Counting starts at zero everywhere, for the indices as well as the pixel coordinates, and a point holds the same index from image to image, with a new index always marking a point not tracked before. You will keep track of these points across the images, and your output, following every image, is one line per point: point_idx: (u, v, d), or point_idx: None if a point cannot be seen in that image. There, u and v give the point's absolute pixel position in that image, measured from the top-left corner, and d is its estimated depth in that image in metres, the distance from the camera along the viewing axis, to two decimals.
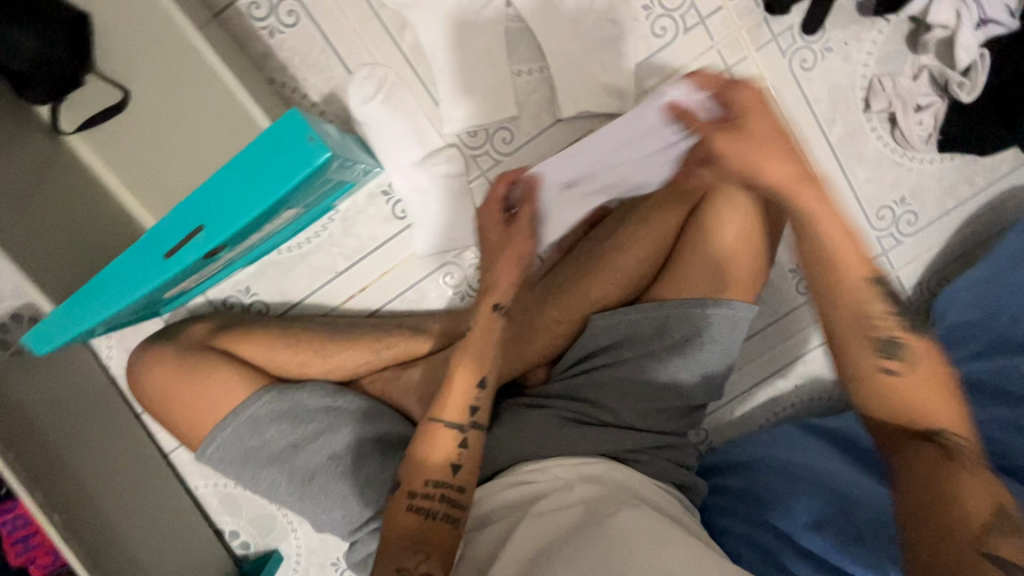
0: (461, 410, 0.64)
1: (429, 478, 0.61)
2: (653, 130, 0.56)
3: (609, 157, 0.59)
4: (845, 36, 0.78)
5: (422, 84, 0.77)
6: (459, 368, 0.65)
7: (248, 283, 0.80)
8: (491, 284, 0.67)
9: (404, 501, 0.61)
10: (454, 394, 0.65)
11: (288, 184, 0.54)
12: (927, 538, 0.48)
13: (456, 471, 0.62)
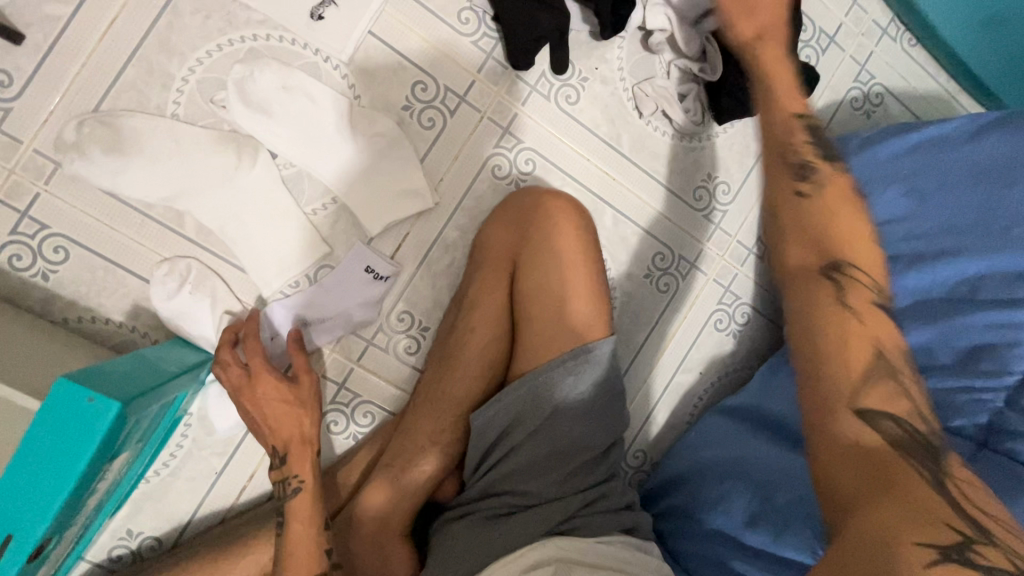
0: (313, 558, 0.66)
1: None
2: (357, 276, 0.78)
3: (326, 298, 0.77)
4: (592, 62, 0.82)
5: (226, 260, 0.75)
6: (295, 516, 0.68)
7: (126, 526, 0.74)
8: (285, 435, 0.70)
9: None
10: (299, 546, 0.66)
11: (88, 455, 0.51)
12: (815, 392, 0.49)
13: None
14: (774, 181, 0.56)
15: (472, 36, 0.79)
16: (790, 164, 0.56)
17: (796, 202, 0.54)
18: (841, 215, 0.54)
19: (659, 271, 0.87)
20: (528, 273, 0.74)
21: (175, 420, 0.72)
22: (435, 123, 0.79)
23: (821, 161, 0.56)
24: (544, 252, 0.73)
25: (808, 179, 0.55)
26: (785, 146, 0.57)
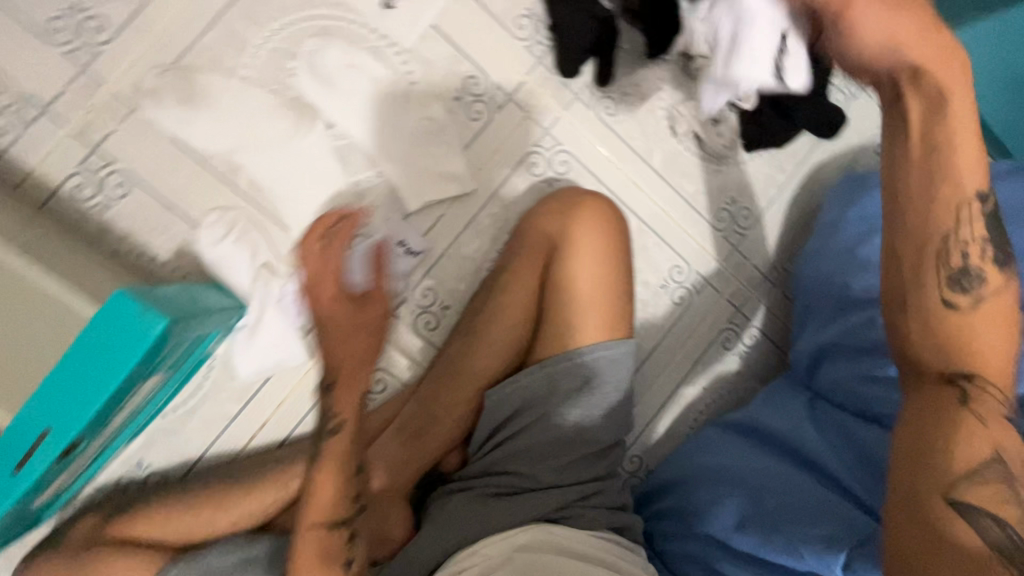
0: (337, 506, 0.64)
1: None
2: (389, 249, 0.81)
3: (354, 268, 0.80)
4: (635, 79, 0.87)
5: (271, 215, 0.79)
6: (327, 463, 0.65)
7: (138, 456, 0.76)
8: (340, 365, 0.66)
9: None
10: (324, 493, 0.64)
11: (130, 364, 0.54)
12: (913, 471, 0.54)
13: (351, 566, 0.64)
14: (920, 286, 0.58)
15: (526, 41, 0.85)
16: (943, 270, 0.57)
17: (946, 316, 0.56)
18: (987, 330, 0.56)
19: (676, 283, 0.91)
20: (560, 267, 0.76)
21: (201, 359, 0.75)
22: (482, 116, 0.84)
23: (986, 271, 0.57)
24: (577, 250, 0.76)
25: (964, 291, 0.56)
26: (944, 248, 0.57)
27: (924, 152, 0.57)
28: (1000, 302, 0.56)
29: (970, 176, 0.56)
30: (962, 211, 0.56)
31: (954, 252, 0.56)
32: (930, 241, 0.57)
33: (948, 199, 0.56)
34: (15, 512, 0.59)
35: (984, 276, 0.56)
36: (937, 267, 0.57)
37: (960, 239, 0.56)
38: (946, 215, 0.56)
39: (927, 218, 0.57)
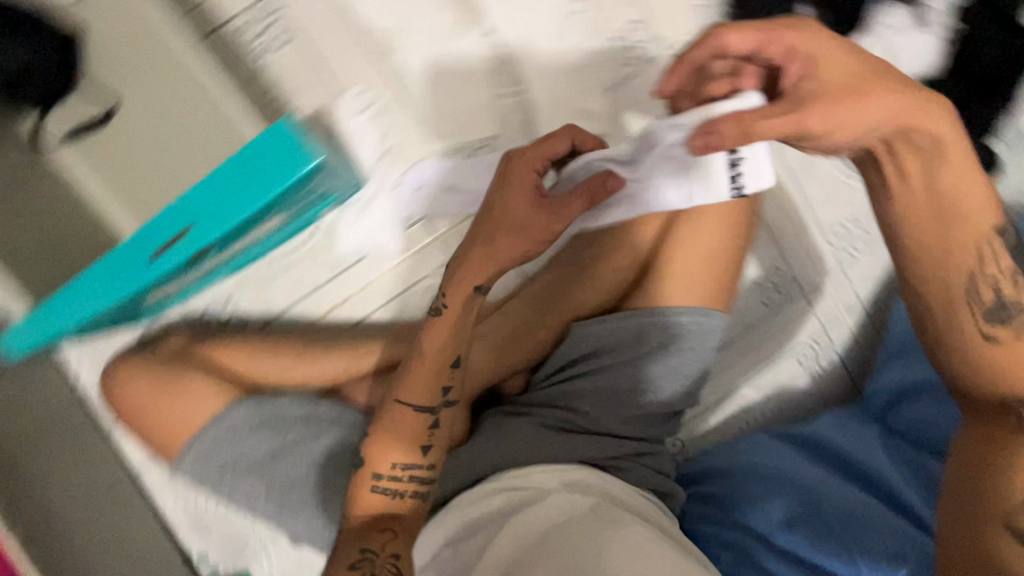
0: (430, 392, 0.61)
1: (395, 462, 0.60)
2: None
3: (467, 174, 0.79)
4: None
5: (409, 104, 0.80)
6: (431, 348, 0.62)
7: (227, 294, 0.80)
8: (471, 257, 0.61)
9: (369, 482, 0.60)
10: (419, 374, 0.62)
11: (276, 192, 0.56)
12: (963, 505, 0.56)
13: (427, 453, 0.61)
14: (961, 329, 0.60)
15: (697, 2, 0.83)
16: (973, 309, 0.59)
17: (991, 352, 0.58)
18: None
19: (771, 284, 0.89)
20: (680, 225, 0.71)
21: (310, 220, 0.77)
22: (635, 63, 0.82)
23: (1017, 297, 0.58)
24: (703, 213, 0.70)
25: (1002, 322, 0.58)
26: (980, 281, 0.59)
27: (929, 202, 0.58)
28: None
29: (987, 209, 0.58)
30: (982, 246, 0.58)
31: (990, 283, 0.59)
32: (956, 274, 0.59)
33: (962, 239, 0.58)
34: (130, 301, 0.62)
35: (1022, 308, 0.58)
36: (969, 309, 0.59)
37: (989, 273, 0.59)
38: (964, 257, 0.59)
39: (954, 265, 0.59)
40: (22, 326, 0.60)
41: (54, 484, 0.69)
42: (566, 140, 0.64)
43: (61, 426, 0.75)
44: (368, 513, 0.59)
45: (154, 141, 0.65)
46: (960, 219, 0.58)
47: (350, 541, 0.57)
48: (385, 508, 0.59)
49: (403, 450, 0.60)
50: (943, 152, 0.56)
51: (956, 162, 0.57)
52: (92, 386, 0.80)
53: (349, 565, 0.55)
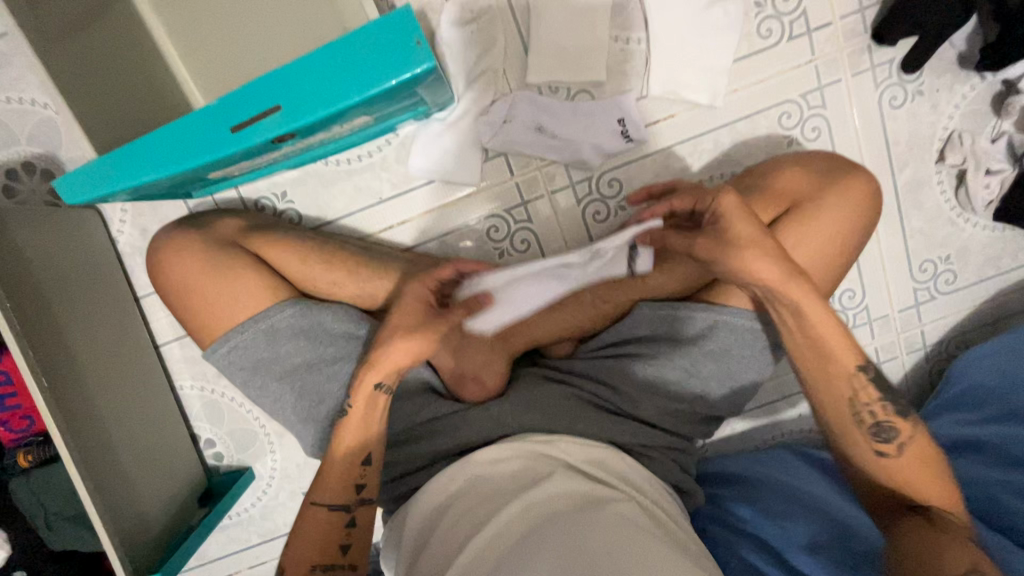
0: (355, 455, 0.63)
1: (315, 564, 0.61)
2: (607, 118, 0.74)
3: (566, 117, 0.74)
4: (938, 83, 0.77)
5: (517, 26, 0.73)
6: (349, 418, 0.63)
7: (285, 188, 0.76)
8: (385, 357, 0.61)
9: (299, 551, 0.62)
10: (345, 440, 0.63)
11: (381, 87, 0.49)
12: None
13: (344, 552, 0.62)
14: (854, 446, 0.61)
15: None
16: (862, 425, 0.61)
17: (879, 465, 0.60)
18: (920, 473, 0.59)
19: (840, 307, 0.84)
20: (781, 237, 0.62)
21: (390, 128, 0.72)
22: (770, 37, 0.74)
23: (896, 417, 0.60)
24: (811, 227, 0.62)
25: (887, 440, 0.60)
26: (853, 410, 0.61)
27: (808, 342, 0.61)
28: (921, 443, 0.60)
29: (841, 348, 0.60)
30: (854, 380, 0.60)
31: (864, 411, 0.60)
32: (840, 403, 0.61)
33: (844, 378, 0.60)
34: (198, 171, 0.58)
35: (897, 423, 0.60)
36: (853, 425, 0.61)
37: (863, 402, 0.60)
38: (845, 387, 0.61)
39: (835, 394, 0.61)
40: (78, 175, 0.56)
41: (84, 342, 0.68)
42: (452, 271, 0.64)
43: (99, 287, 0.73)
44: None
45: (251, 14, 0.67)
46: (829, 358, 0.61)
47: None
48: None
49: (326, 547, 0.62)
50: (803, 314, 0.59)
51: (821, 317, 0.60)
52: (131, 252, 0.78)
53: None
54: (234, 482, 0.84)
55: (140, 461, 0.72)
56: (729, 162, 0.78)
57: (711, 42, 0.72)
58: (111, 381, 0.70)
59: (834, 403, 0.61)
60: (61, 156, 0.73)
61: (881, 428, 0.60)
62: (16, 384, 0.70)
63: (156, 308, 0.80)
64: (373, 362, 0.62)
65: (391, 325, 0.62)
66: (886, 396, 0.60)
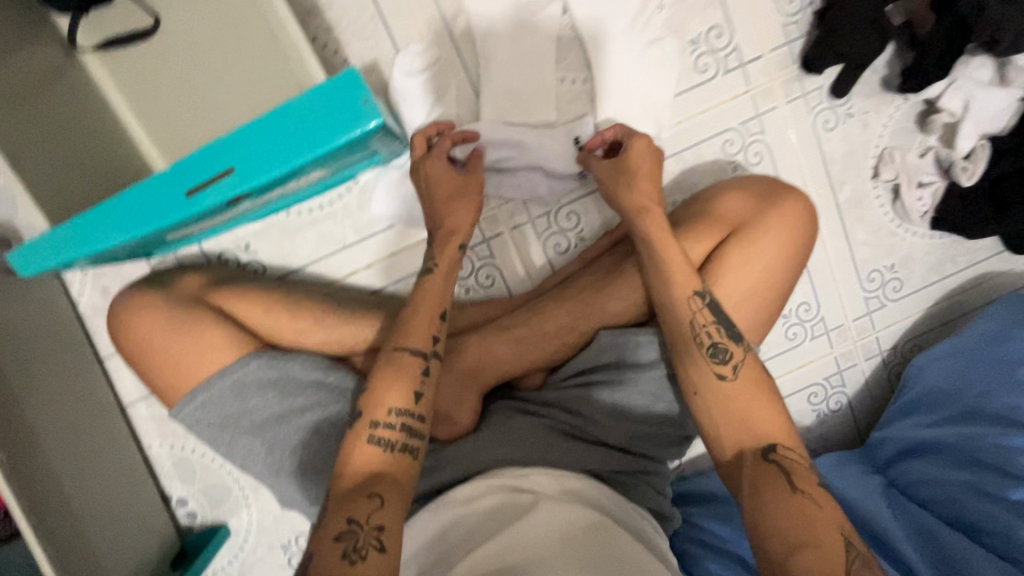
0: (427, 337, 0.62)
1: (391, 407, 0.57)
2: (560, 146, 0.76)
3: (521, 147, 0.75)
4: (867, 105, 0.82)
5: (467, 73, 0.76)
6: (422, 300, 0.64)
7: (248, 240, 0.77)
8: (451, 225, 0.67)
9: (366, 431, 0.57)
10: (419, 319, 0.63)
11: (332, 144, 0.51)
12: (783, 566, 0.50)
13: (417, 401, 0.58)
14: (695, 369, 0.61)
15: (789, 17, 0.78)
16: (701, 349, 0.62)
17: (718, 388, 0.60)
18: (754, 393, 0.59)
19: (797, 319, 0.87)
20: (727, 256, 0.66)
21: (347, 177, 0.73)
22: (708, 71, 0.79)
23: (729, 341, 0.62)
24: (758, 247, 0.65)
25: (723, 362, 0.61)
26: (693, 332, 0.62)
27: (679, 334, 0.63)
28: (752, 365, 0.61)
29: (688, 279, 0.64)
30: (693, 302, 0.63)
31: (703, 333, 0.62)
32: (681, 326, 0.63)
33: (681, 293, 0.63)
34: (155, 234, 0.58)
35: (729, 346, 0.61)
36: (694, 348, 0.62)
37: (700, 324, 0.62)
38: (685, 311, 0.63)
39: (678, 318, 0.63)
40: (33, 245, 0.56)
41: (45, 410, 0.66)
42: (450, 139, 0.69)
43: (58, 352, 0.72)
44: (357, 475, 0.54)
45: (204, 73, 0.69)
46: (671, 292, 0.64)
47: (338, 510, 0.52)
48: (379, 461, 0.55)
49: (402, 393, 0.58)
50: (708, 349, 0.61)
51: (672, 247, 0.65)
52: (93, 313, 0.77)
53: (336, 535, 0.50)
54: (209, 540, 0.82)
55: (105, 528, 0.69)
56: (679, 190, 0.82)
57: (651, 76, 0.76)
58: (72, 447, 0.69)
59: (678, 328, 0.63)
60: (17, 222, 0.73)
61: (716, 349, 0.61)
62: None
63: (120, 367, 0.79)
64: (448, 230, 0.67)
65: (441, 196, 0.67)
66: (721, 321, 0.62)
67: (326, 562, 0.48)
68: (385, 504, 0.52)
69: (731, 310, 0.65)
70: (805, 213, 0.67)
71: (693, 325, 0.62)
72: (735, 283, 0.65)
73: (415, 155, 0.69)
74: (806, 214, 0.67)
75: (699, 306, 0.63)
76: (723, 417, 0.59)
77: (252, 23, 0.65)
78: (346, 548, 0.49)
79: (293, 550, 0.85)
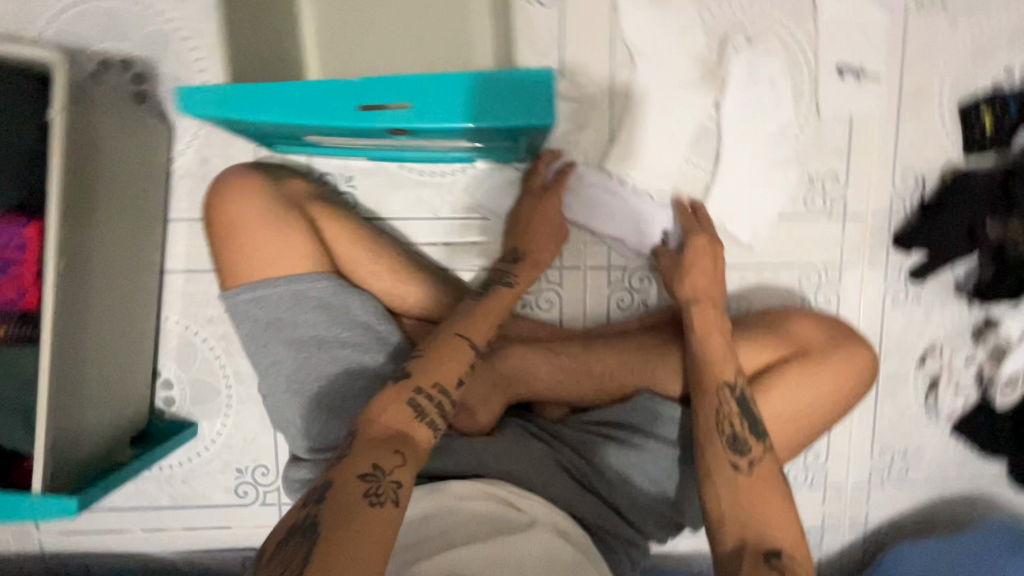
0: (485, 331, 0.62)
1: (437, 380, 0.55)
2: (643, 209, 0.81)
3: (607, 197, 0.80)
4: (936, 299, 0.87)
5: (610, 119, 0.80)
6: (492, 304, 0.66)
7: (353, 173, 0.79)
8: (534, 256, 0.74)
9: (406, 393, 0.53)
10: (480, 322, 0.62)
11: (507, 123, 0.57)
12: None
13: (457, 386, 0.56)
14: (711, 454, 0.61)
15: (899, 195, 0.84)
16: (721, 434, 0.62)
17: (730, 477, 0.60)
18: (765, 493, 0.59)
19: (801, 464, 0.89)
20: (784, 373, 0.68)
21: (466, 159, 0.78)
22: (813, 209, 0.84)
23: (750, 434, 0.62)
24: (814, 376, 0.68)
25: (741, 454, 0.61)
26: (717, 419, 0.63)
27: (708, 408, 0.63)
28: (768, 467, 0.61)
29: (727, 364, 0.66)
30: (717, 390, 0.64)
31: (725, 421, 0.63)
32: (707, 410, 0.63)
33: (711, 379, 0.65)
34: (303, 129, 0.60)
35: (750, 439, 0.62)
36: (715, 434, 0.62)
37: (725, 411, 0.63)
38: (712, 397, 0.64)
39: (704, 400, 0.64)
40: (190, 90, 0.56)
41: (105, 240, 0.66)
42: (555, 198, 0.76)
43: (140, 196, 0.72)
44: (386, 428, 0.51)
45: (393, 22, 0.74)
46: (705, 373, 0.65)
47: (364, 450, 0.49)
48: (406, 426, 0.52)
49: (450, 372, 0.56)
50: (732, 432, 0.62)
51: (718, 336, 0.68)
52: (181, 176, 0.78)
53: (358, 474, 0.47)
54: (176, 432, 0.80)
55: (99, 376, 0.68)
56: (745, 301, 0.86)
57: (764, 193, 0.82)
58: (110, 285, 0.68)
59: (702, 413, 0.64)
60: (161, 68, 0.75)
61: (736, 438, 0.61)
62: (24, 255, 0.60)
63: (179, 234, 0.79)
64: (531, 260, 0.74)
65: (536, 233, 0.75)
66: (744, 414, 0.63)
67: (341, 502, 0.45)
68: (405, 461, 0.49)
69: (769, 412, 0.66)
70: (871, 367, 0.71)
71: (719, 411, 0.63)
72: (778, 391, 0.67)
73: (533, 188, 0.77)
74: (864, 368, 0.70)
75: (727, 391, 0.64)
76: (728, 507, 0.59)
77: (468, 25, 0.74)
78: (368, 491, 0.46)
79: (247, 476, 0.83)
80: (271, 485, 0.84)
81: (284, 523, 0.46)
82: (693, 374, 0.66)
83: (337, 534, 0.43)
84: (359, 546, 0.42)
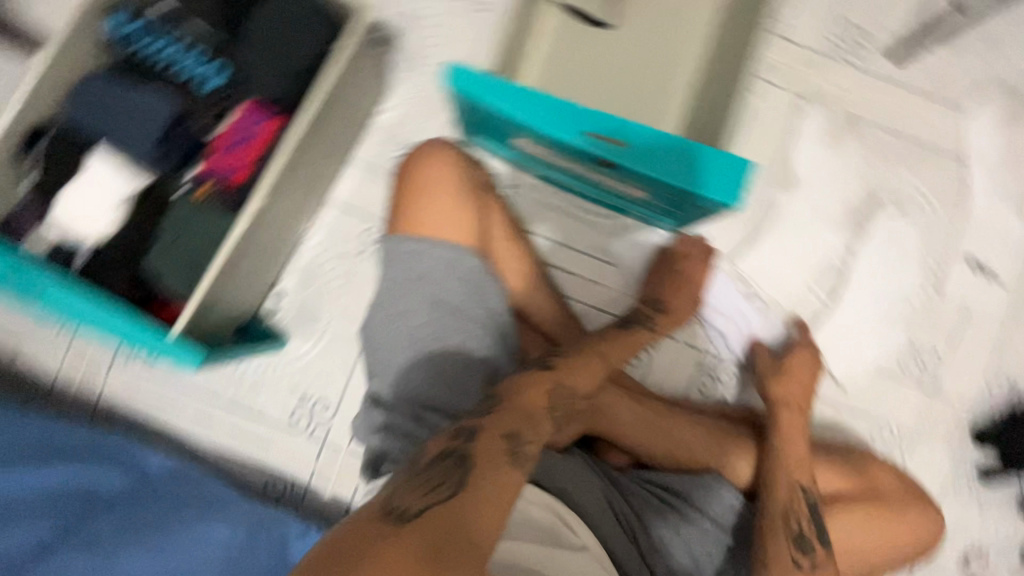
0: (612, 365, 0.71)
1: (571, 387, 0.64)
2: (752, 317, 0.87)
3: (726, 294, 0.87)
4: (997, 511, 0.86)
5: (753, 224, 0.87)
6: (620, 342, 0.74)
7: (517, 183, 0.87)
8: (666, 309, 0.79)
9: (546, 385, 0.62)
10: (610, 354, 0.71)
11: (702, 192, 0.62)
12: None
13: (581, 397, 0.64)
14: (775, 546, 0.63)
15: (992, 396, 0.86)
16: (788, 530, 0.64)
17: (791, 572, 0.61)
18: None
19: None
20: (853, 503, 0.70)
21: (622, 209, 0.85)
22: (907, 375, 0.87)
23: (815, 541, 0.64)
24: (880, 519, 0.70)
25: (804, 555, 0.63)
26: (786, 514, 0.65)
27: (781, 503, 0.66)
28: None
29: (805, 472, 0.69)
30: (792, 490, 0.67)
31: (795, 519, 0.65)
32: (778, 503, 0.66)
33: (786, 477, 0.68)
34: (524, 130, 0.68)
35: (816, 544, 0.64)
36: (782, 527, 0.64)
37: (795, 508, 0.66)
38: (786, 493, 0.67)
39: (777, 495, 0.66)
40: (460, 69, 0.64)
41: (315, 156, 0.76)
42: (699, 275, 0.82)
43: (346, 132, 0.82)
44: (524, 404, 0.58)
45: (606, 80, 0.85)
46: (782, 468, 0.68)
47: (511, 415, 0.55)
48: (541, 409, 0.59)
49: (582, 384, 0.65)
50: (800, 534, 0.64)
51: (800, 444, 0.72)
52: (375, 128, 0.88)
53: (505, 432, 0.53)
54: (269, 338, 0.86)
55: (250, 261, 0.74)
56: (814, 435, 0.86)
57: (865, 342, 0.87)
58: (296, 191, 0.76)
59: (771, 505, 0.66)
60: (404, 40, 0.87)
61: (803, 539, 0.63)
62: (257, 140, 0.69)
63: (351, 174, 0.87)
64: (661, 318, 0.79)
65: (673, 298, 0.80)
66: (812, 519, 0.66)
67: (489, 446, 0.51)
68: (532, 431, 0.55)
69: (836, 532, 0.68)
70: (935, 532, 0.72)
71: (789, 509, 0.65)
72: (846, 518, 0.69)
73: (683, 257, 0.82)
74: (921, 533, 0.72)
75: (799, 492, 0.67)
76: None
77: (664, 112, 0.84)
78: (513, 448, 0.52)
79: (309, 404, 0.87)
80: (325, 421, 0.88)
81: (430, 447, 0.52)
82: (771, 472, 0.69)
83: (488, 471, 0.48)
84: (500, 492, 0.47)
